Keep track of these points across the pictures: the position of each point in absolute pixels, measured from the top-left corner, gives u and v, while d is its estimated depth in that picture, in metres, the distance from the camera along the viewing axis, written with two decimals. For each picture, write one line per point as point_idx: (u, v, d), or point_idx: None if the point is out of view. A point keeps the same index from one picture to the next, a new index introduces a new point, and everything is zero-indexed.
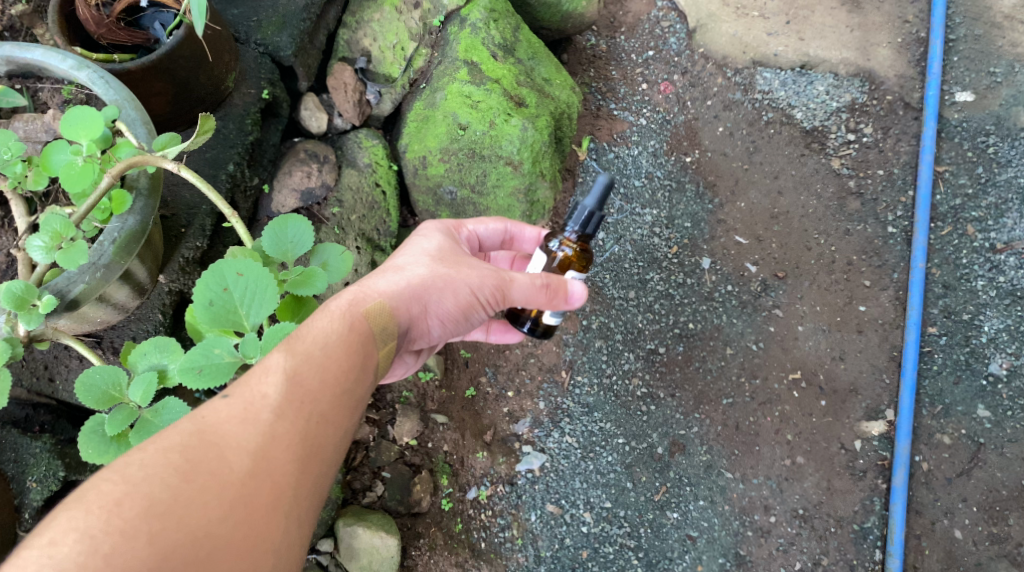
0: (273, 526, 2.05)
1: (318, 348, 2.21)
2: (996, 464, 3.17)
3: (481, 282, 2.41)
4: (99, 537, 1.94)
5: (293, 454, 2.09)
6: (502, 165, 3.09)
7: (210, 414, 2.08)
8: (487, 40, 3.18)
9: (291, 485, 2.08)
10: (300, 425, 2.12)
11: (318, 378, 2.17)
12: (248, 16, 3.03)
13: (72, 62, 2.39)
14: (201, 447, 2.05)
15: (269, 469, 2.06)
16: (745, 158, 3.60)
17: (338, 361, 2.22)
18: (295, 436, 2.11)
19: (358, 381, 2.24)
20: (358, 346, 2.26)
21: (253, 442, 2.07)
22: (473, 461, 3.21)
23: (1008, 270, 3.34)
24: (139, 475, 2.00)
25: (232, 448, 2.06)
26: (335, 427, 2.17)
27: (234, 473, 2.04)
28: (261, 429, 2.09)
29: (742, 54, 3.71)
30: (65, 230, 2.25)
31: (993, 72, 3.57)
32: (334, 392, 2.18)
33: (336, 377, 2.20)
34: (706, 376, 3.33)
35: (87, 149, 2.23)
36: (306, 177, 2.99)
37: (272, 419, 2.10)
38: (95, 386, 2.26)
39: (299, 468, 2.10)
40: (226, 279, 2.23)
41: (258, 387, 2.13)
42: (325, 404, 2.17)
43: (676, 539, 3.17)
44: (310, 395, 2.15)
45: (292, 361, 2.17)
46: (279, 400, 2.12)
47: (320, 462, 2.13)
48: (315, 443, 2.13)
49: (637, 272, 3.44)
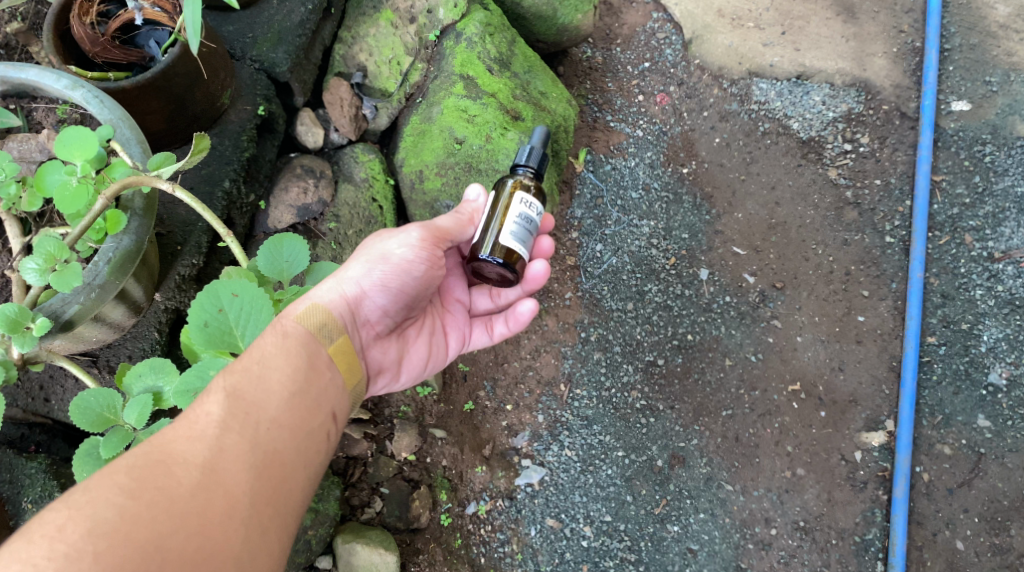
0: (231, 535, 2.05)
1: (257, 360, 2.22)
2: (997, 474, 3.16)
3: (410, 236, 2.46)
4: (44, 564, 1.93)
5: (244, 463, 2.11)
6: (499, 179, 3.07)
7: (156, 434, 2.09)
8: (483, 54, 3.19)
9: (244, 494, 2.09)
10: (247, 436, 2.14)
11: (261, 388, 2.19)
12: (243, 33, 3.02)
13: (66, 81, 2.38)
14: (148, 466, 2.05)
15: (220, 479, 2.08)
16: (742, 168, 3.60)
17: (281, 370, 2.24)
18: (244, 446, 2.13)
19: (308, 385, 2.27)
20: (299, 348, 2.29)
21: (200, 455, 2.09)
22: (471, 476, 3.20)
23: (1007, 279, 3.33)
24: (83, 499, 1.99)
25: (180, 463, 2.06)
26: (286, 433, 2.19)
27: (183, 487, 2.04)
28: (208, 442, 2.10)
29: (738, 65, 3.71)
30: (59, 252, 2.25)
31: (988, 81, 3.57)
32: (281, 400, 2.21)
33: (282, 385, 2.22)
34: (706, 388, 3.32)
35: (81, 170, 2.23)
36: (303, 192, 2.99)
37: (219, 432, 2.12)
38: (90, 409, 2.25)
39: (252, 476, 2.11)
40: (221, 299, 2.24)
41: (202, 405, 2.14)
42: (273, 412, 2.19)
43: (677, 553, 3.16)
44: (256, 405, 2.17)
45: (232, 377, 2.18)
46: (224, 413, 2.14)
47: (275, 470, 2.14)
48: (265, 450, 2.15)
49: (636, 283, 3.43)
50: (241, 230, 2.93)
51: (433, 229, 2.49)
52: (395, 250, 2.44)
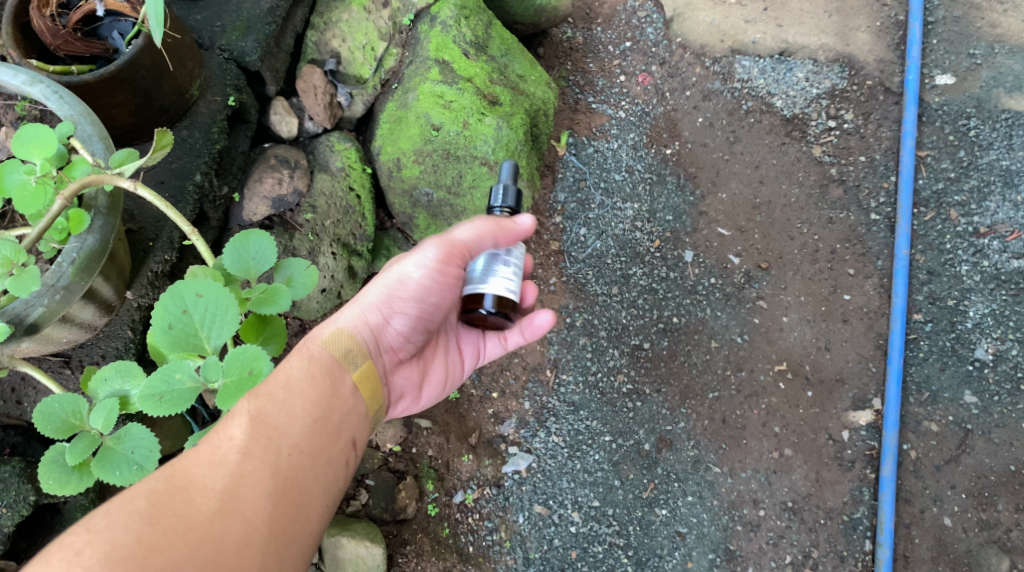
0: (247, 563, 2.04)
1: (282, 385, 2.22)
2: (984, 450, 3.15)
3: (424, 256, 2.44)
4: None
5: (265, 491, 2.10)
6: (477, 165, 3.06)
7: (178, 459, 2.09)
8: (458, 38, 3.14)
9: (261, 523, 2.07)
10: (269, 462, 2.13)
11: (285, 413, 2.18)
12: (212, 22, 2.97)
13: (24, 77, 2.34)
14: (167, 491, 2.04)
15: (239, 507, 2.07)
16: (726, 148, 3.56)
17: (305, 396, 2.23)
18: (264, 472, 2.11)
19: (330, 410, 2.26)
20: (323, 373, 2.29)
21: (221, 482, 2.08)
22: (458, 464, 3.19)
23: (992, 254, 3.31)
24: (102, 524, 1.98)
25: (198, 490, 2.06)
26: (307, 459, 2.17)
27: (200, 514, 2.04)
28: (229, 469, 2.09)
29: (720, 42, 3.66)
30: (16, 255, 2.21)
31: (972, 53, 3.53)
32: (304, 425, 2.19)
33: (306, 409, 2.21)
34: (692, 370, 3.30)
35: (41, 169, 2.21)
36: (277, 183, 2.94)
37: (240, 458, 2.11)
38: (54, 415, 2.20)
39: (272, 503, 2.10)
40: (185, 300, 2.18)
41: (225, 429, 2.13)
42: (296, 438, 2.17)
43: (666, 536, 3.14)
44: (279, 430, 2.16)
45: (257, 401, 2.17)
46: (246, 439, 2.13)
47: (296, 496, 2.13)
48: (286, 478, 2.13)
49: (620, 267, 3.40)
50: (215, 223, 2.89)
51: (450, 245, 2.43)
52: (412, 272, 2.44)
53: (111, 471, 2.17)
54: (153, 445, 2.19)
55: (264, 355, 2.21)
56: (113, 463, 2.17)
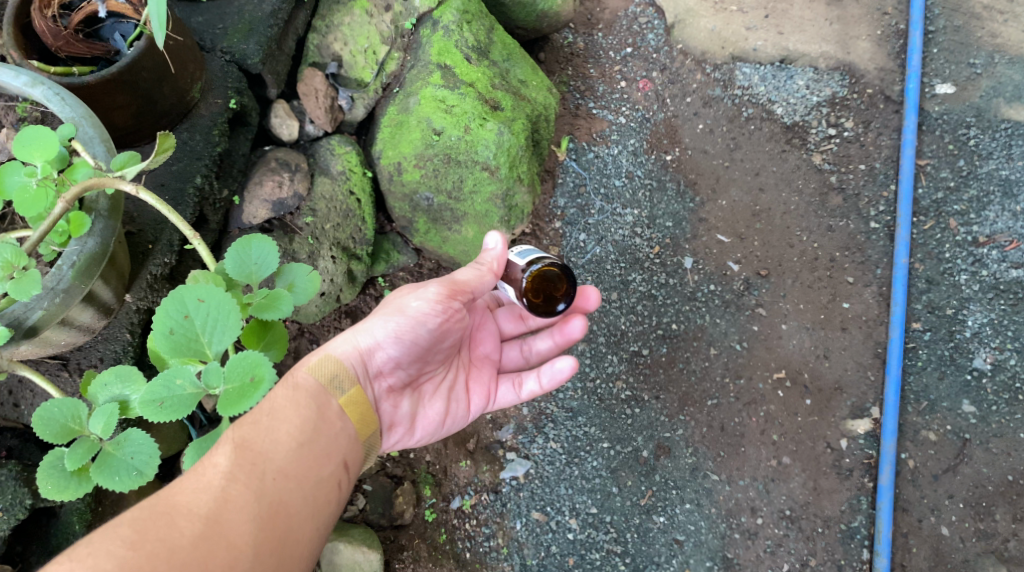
0: None
1: (267, 411, 2.25)
2: (982, 460, 3.15)
3: (428, 291, 2.44)
4: None
5: (250, 514, 2.12)
6: (478, 170, 3.05)
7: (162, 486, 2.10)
8: (460, 42, 3.13)
9: (247, 547, 2.09)
10: (254, 486, 2.15)
11: (270, 439, 2.21)
12: (213, 24, 2.96)
13: (25, 78, 2.33)
14: (152, 518, 2.05)
15: (224, 531, 2.08)
16: (726, 155, 3.56)
17: (290, 422, 2.25)
18: (250, 496, 2.13)
19: (316, 435, 2.27)
20: (309, 401, 2.30)
21: (205, 507, 2.09)
22: (456, 470, 3.18)
23: (991, 263, 3.31)
24: (86, 551, 1.99)
25: (183, 515, 2.07)
26: (293, 482, 2.19)
27: (186, 538, 2.05)
28: (213, 494, 2.11)
29: (721, 49, 3.66)
30: (17, 259, 2.19)
31: (973, 63, 3.53)
32: (288, 450, 2.22)
33: (290, 435, 2.24)
34: (691, 377, 3.30)
35: (42, 171, 2.19)
36: (277, 186, 2.93)
37: (224, 483, 2.12)
38: (54, 420, 2.19)
39: (258, 526, 2.12)
40: (186, 305, 2.16)
41: (210, 455, 2.16)
42: (281, 462, 2.20)
43: (663, 543, 3.14)
44: (264, 455, 2.19)
45: (242, 429, 2.20)
46: (231, 464, 2.15)
47: (281, 519, 2.15)
48: (272, 501, 2.15)
49: (619, 273, 3.40)
50: (214, 226, 2.88)
51: (453, 284, 2.46)
52: (411, 304, 2.42)
53: (110, 476, 2.15)
54: (153, 450, 2.17)
55: (266, 362, 2.18)
56: (112, 468, 2.16)
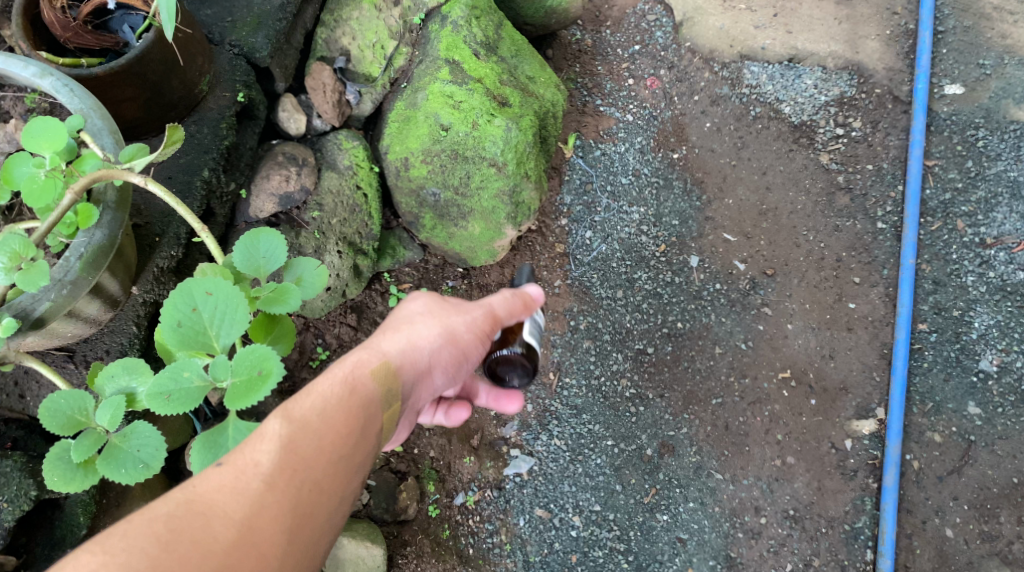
0: None
1: (315, 414, 2.15)
2: (987, 462, 3.14)
3: (475, 321, 2.41)
4: None
5: (285, 522, 2.06)
6: (486, 166, 3.04)
7: (201, 482, 2.04)
8: (469, 38, 3.13)
9: (274, 559, 2.03)
10: (291, 496, 2.07)
11: (315, 446, 2.12)
12: (222, 17, 2.95)
13: (35, 69, 2.33)
14: (186, 516, 2.00)
15: (255, 540, 2.02)
16: (733, 154, 3.55)
17: (336, 429, 2.16)
18: (285, 506, 2.06)
19: (357, 447, 2.18)
20: (361, 410, 2.20)
21: (241, 510, 2.03)
22: (460, 466, 3.17)
23: (998, 265, 3.30)
24: (118, 546, 1.95)
25: (218, 517, 2.01)
26: (328, 495, 2.12)
27: (218, 543, 1.99)
28: (251, 499, 2.04)
29: (729, 48, 3.64)
30: (25, 250, 2.18)
31: (982, 64, 3.51)
32: (329, 458, 2.13)
33: (334, 444, 2.15)
34: (695, 376, 3.30)
35: (51, 162, 2.19)
36: (284, 180, 2.92)
37: (262, 488, 2.05)
38: (60, 411, 2.16)
39: (289, 539, 2.06)
40: (194, 298, 2.11)
41: (252, 454, 2.08)
42: (320, 471, 2.12)
43: (667, 542, 3.13)
44: (306, 462, 2.10)
45: (290, 428, 2.11)
46: (272, 469, 2.08)
47: (309, 532, 2.09)
48: (305, 514, 2.08)
49: (625, 271, 3.39)
50: (221, 220, 2.87)
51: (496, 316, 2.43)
52: (458, 332, 2.38)
53: (117, 468, 2.13)
54: (160, 443, 2.16)
55: (275, 356, 2.12)
56: (119, 461, 2.14)
